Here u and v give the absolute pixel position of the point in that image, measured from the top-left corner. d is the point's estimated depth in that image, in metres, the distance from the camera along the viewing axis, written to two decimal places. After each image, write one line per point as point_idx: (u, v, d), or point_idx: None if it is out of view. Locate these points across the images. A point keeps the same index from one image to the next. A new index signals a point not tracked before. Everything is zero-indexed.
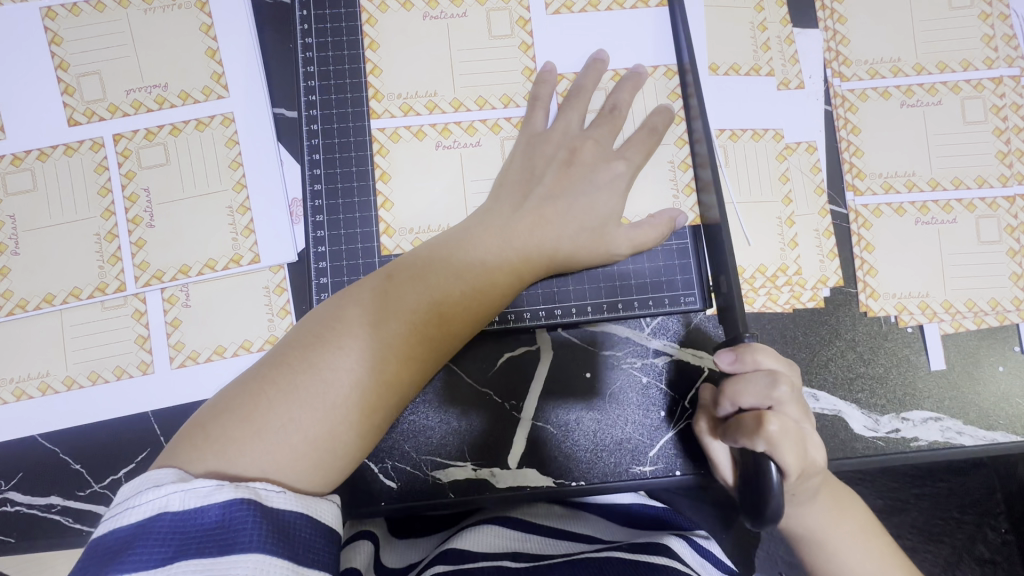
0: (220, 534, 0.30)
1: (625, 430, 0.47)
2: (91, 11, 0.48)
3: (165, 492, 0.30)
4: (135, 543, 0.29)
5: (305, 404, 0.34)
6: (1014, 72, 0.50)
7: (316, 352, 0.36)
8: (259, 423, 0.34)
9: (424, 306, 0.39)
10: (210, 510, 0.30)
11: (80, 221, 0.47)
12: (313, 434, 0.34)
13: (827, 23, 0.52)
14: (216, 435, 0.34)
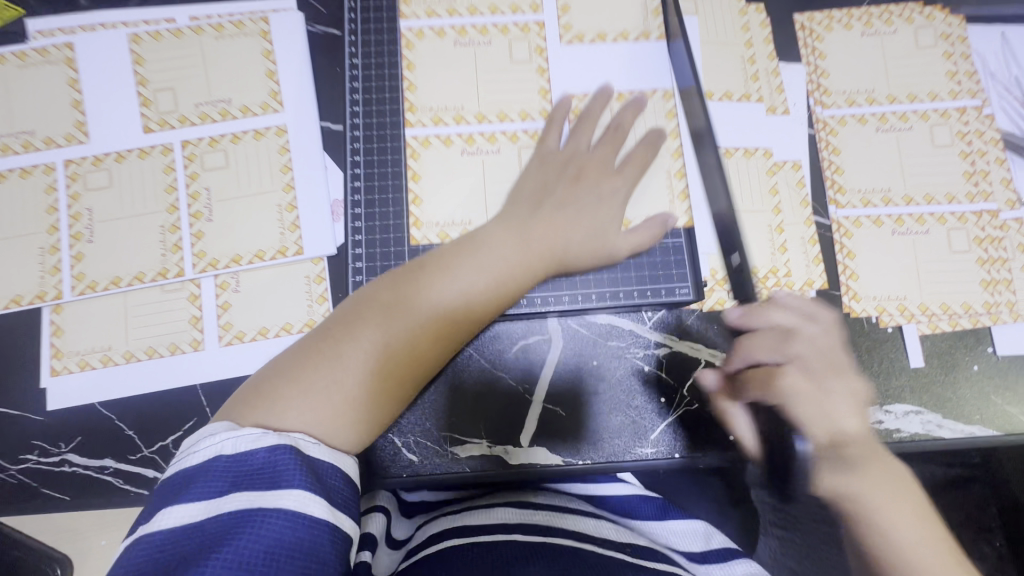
0: (265, 474, 0.33)
1: (628, 414, 0.52)
2: (171, 37, 0.55)
3: (217, 441, 0.35)
4: (192, 483, 0.33)
5: (349, 369, 0.39)
6: (976, 103, 0.57)
7: (357, 328, 0.41)
8: (306, 383, 0.39)
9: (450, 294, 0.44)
10: (257, 453, 0.34)
11: (148, 214, 0.53)
12: (355, 391, 0.39)
13: (809, 59, 0.59)
14: (274, 394, 0.38)
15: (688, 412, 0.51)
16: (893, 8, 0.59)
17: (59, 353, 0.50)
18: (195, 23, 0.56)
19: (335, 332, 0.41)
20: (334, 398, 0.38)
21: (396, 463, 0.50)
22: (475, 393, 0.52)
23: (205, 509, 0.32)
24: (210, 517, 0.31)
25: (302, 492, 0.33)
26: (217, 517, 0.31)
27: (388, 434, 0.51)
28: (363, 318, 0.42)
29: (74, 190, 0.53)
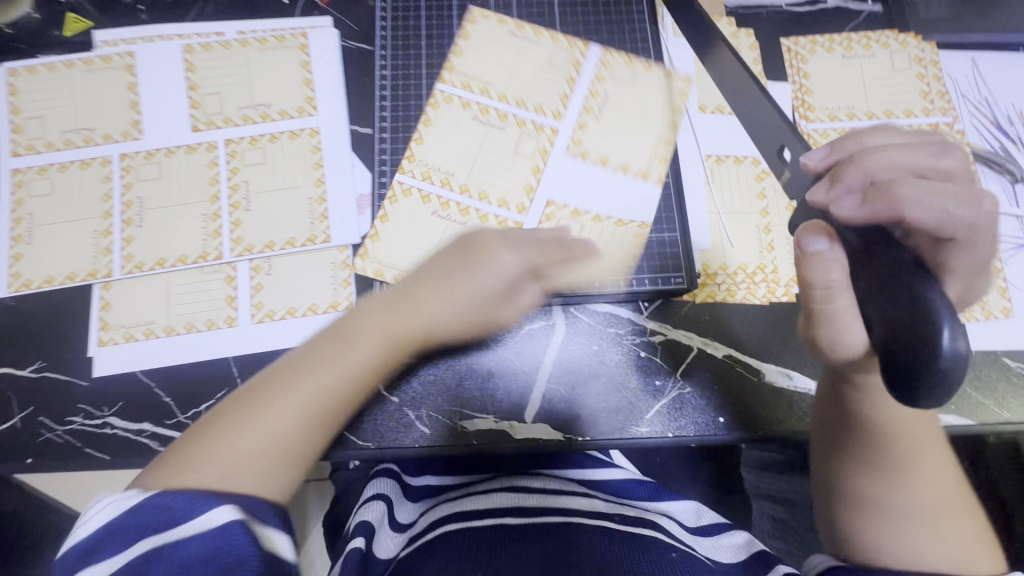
0: (129, 511, 0.38)
1: (625, 395, 0.55)
2: (220, 48, 0.62)
3: (103, 508, 0.39)
4: (102, 546, 0.38)
5: (257, 421, 0.44)
6: (947, 120, 0.63)
7: (297, 375, 0.46)
8: (187, 461, 0.42)
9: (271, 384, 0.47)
10: (131, 509, 0.38)
11: (192, 203, 0.59)
12: (271, 447, 0.44)
13: (794, 79, 0.65)
14: (182, 462, 0.42)
15: (682, 394, 0.55)
16: (872, 35, 0.66)
17: (107, 325, 0.55)
18: (242, 37, 0.62)
19: (269, 379, 0.46)
20: (238, 453, 0.43)
21: (409, 434, 0.54)
22: (483, 372, 0.56)
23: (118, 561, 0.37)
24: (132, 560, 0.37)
25: (184, 525, 0.37)
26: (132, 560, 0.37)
27: (403, 407, 0.55)
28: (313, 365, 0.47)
29: (128, 180, 0.59)
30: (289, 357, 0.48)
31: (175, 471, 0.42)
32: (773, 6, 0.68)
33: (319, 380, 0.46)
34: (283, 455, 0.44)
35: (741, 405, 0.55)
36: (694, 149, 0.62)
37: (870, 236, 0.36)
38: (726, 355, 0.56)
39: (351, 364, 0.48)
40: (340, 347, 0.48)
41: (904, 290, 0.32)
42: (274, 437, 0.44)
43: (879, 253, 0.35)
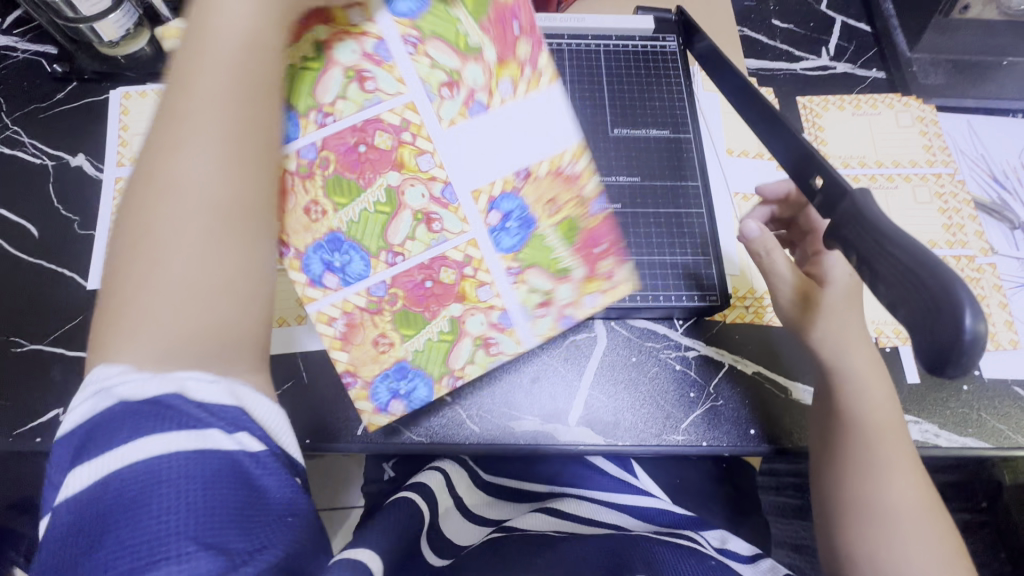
0: (144, 411, 0.31)
1: (663, 404, 0.59)
2: None
3: (100, 395, 0.32)
4: (86, 444, 0.30)
5: (167, 200, 0.36)
6: (949, 171, 0.70)
7: (201, 137, 0.36)
8: (127, 293, 0.35)
9: (174, 127, 0.37)
10: (130, 399, 0.31)
11: None
12: (205, 240, 0.36)
13: (810, 131, 0.73)
14: (118, 279, 0.35)
15: (715, 405, 0.59)
16: (878, 97, 0.74)
17: None
18: None
19: (161, 134, 0.37)
20: (167, 261, 0.35)
21: (460, 433, 0.58)
22: (530, 375, 0.60)
23: (104, 467, 0.29)
24: (114, 474, 0.29)
25: (199, 435, 0.31)
26: (115, 475, 0.29)
27: (455, 407, 0.59)
28: (177, 111, 0.37)
29: None
30: (171, 105, 0.37)
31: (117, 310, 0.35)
32: (789, 70, 0.78)
33: (217, 133, 0.36)
34: (223, 244, 0.36)
35: (769, 419, 0.59)
36: (723, 187, 0.69)
37: (870, 232, 0.35)
38: (756, 371, 0.61)
39: (254, 100, 0.37)
40: (203, 97, 0.37)
41: (918, 280, 0.32)
42: (194, 219, 0.36)
43: (867, 246, 0.36)
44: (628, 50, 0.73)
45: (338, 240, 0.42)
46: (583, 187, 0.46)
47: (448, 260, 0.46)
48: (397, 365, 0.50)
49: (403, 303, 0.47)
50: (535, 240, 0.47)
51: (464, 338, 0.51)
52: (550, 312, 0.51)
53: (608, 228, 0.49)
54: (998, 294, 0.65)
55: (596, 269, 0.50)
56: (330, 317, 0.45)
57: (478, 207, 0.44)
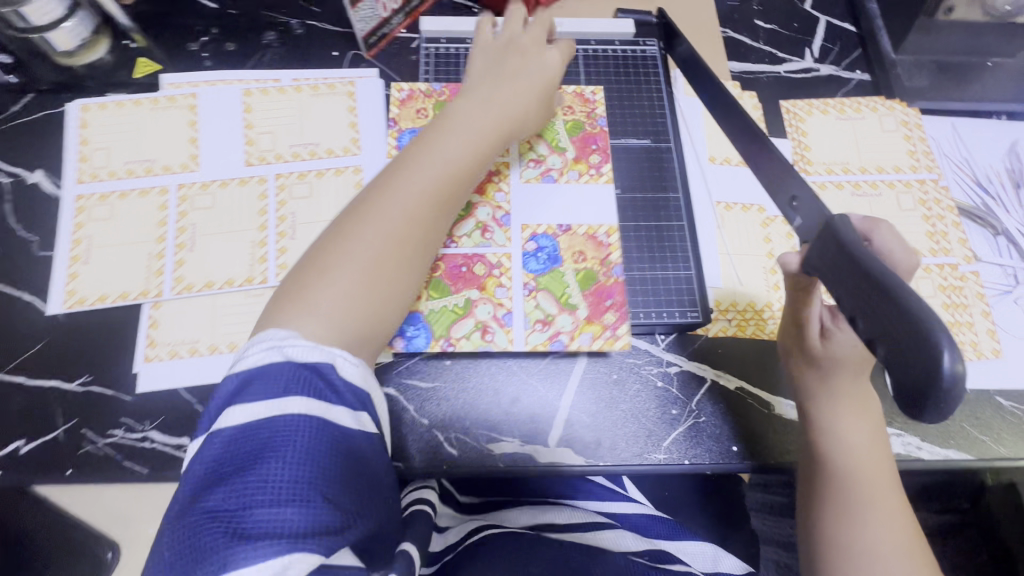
0: (305, 373, 0.45)
1: (644, 422, 0.58)
2: (275, 92, 0.68)
3: (268, 350, 0.46)
4: (256, 382, 0.44)
5: (373, 215, 0.53)
6: (932, 176, 0.69)
7: (406, 193, 0.54)
8: (324, 272, 0.51)
9: (390, 180, 0.55)
10: (289, 363, 0.45)
11: (241, 231, 0.63)
12: (389, 250, 0.53)
13: (794, 136, 0.72)
14: (324, 257, 0.52)
15: (697, 422, 0.58)
16: (862, 100, 0.73)
17: (154, 343, 0.58)
18: (296, 83, 0.69)
19: (393, 178, 0.55)
20: (362, 257, 0.51)
21: (438, 455, 0.56)
22: (509, 396, 0.59)
23: (268, 407, 0.43)
24: (274, 415, 0.42)
25: (335, 403, 0.45)
26: (275, 416, 0.42)
27: (432, 429, 0.57)
28: (407, 168, 0.55)
29: (184, 208, 0.63)
30: (401, 162, 0.56)
31: (312, 279, 0.51)
32: (772, 72, 0.76)
33: (426, 191, 0.55)
34: (388, 265, 0.53)
35: (751, 435, 0.59)
36: (705, 196, 0.67)
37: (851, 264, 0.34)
38: (738, 387, 0.60)
39: (447, 186, 0.56)
40: (427, 165, 0.56)
41: (893, 313, 0.31)
42: (381, 244, 0.52)
43: (847, 274, 0.35)
44: (607, 55, 0.72)
45: None
46: (608, 255, 0.62)
47: (485, 259, 0.62)
48: (415, 314, 0.59)
49: (442, 275, 0.60)
50: (557, 274, 0.62)
51: (471, 317, 0.60)
52: (546, 330, 0.60)
53: (618, 291, 0.61)
54: (981, 302, 0.64)
55: (599, 317, 0.60)
56: None
57: (524, 236, 0.63)
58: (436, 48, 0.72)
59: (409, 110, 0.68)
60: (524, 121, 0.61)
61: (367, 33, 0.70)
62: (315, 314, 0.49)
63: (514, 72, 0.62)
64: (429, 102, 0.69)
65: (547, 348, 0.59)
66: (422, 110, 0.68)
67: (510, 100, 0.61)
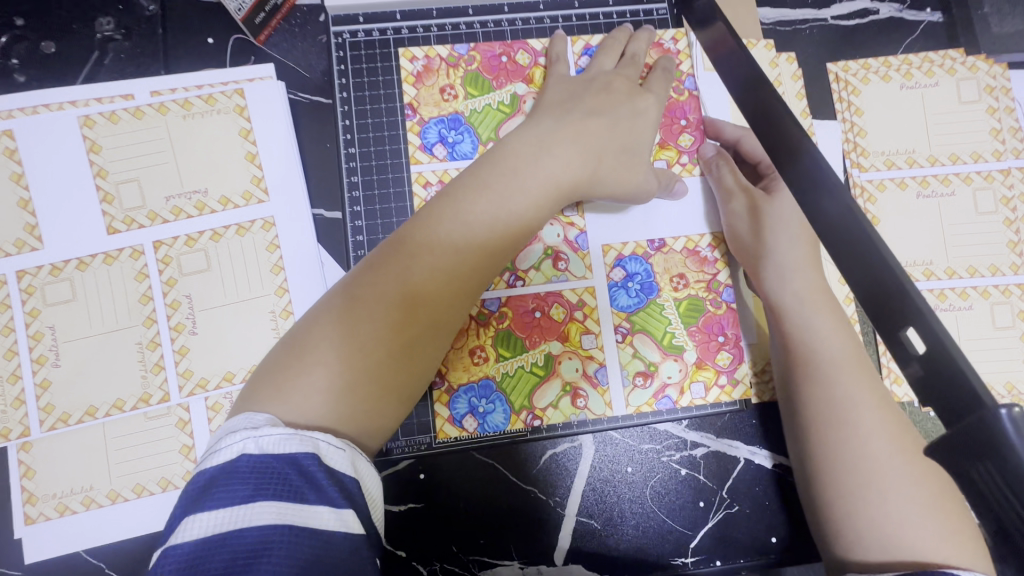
0: (281, 469, 0.32)
1: (665, 521, 0.48)
2: (129, 118, 0.48)
3: (241, 438, 0.33)
4: (219, 483, 0.31)
5: (381, 286, 0.39)
6: (1021, 163, 0.54)
7: (431, 261, 0.40)
8: (320, 354, 0.37)
9: (416, 233, 0.41)
10: (266, 456, 0.32)
11: (122, 330, 0.46)
12: (396, 338, 0.38)
13: (845, 115, 0.55)
14: (317, 330, 0.38)
15: (730, 513, 0.49)
16: (934, 58, 0.55)
17: (33, 498, 0.44)
18: (157, 99, 0.48)
19: (417, 239, 0.41)
20: (364, 338, 0.37)
21: None
22: (507, 508, 0.48)
23: (231, 518, 0.30)
24: (240, 531, 0.30)
25: (319, 507, 0.31)
26: (243, 532, 0.30)
27: (413, 561, 0.47)
28: (435, 229, 0.41)
29: (33, 305, 0.46)
30: (430, 216, 0.42)
31: (303, 357, 0.37)
32: (817, 21, 0.56)
33: (452, 264, 0.40)
34: (391, 353, 0.38)
35: (796, 523, 0.49)
36: None
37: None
38: (777, 465, 0.49)
39: (483, 262, 0.42)
40: (459, 229, 0.41)
41: None
42: (388, 324, 0.38)
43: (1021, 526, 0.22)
44: (596, 20, 0.53)
45: (459, 122, 0.49)
46: (716, 274, 0.49)
47: (563, 298, 0.48)
48: (484, 381, 0.47)
49: (510, 324, 0.48)
50: (655, 306, 0.49)
51: (555, 378, 0.48)
52: (650, 385, 0.48)
53: (731, 322, 0.49)
54: None
55: (713, 357, 0.48)
56: (427, 181, 0.49)
57: (607, 262, 0.49)
58: (355, 32, 0.51)
59: (431, 89, 0.49)
60: (605, 180, 0.46)
61: (248, 11, 0.48)
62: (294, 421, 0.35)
63: (573, 132, 0.45)
64: (456, 74, 0.50)
65: (652, 409, 0.48)
66: (447, 87, 0.49)
67: (592, 147, 0.45)
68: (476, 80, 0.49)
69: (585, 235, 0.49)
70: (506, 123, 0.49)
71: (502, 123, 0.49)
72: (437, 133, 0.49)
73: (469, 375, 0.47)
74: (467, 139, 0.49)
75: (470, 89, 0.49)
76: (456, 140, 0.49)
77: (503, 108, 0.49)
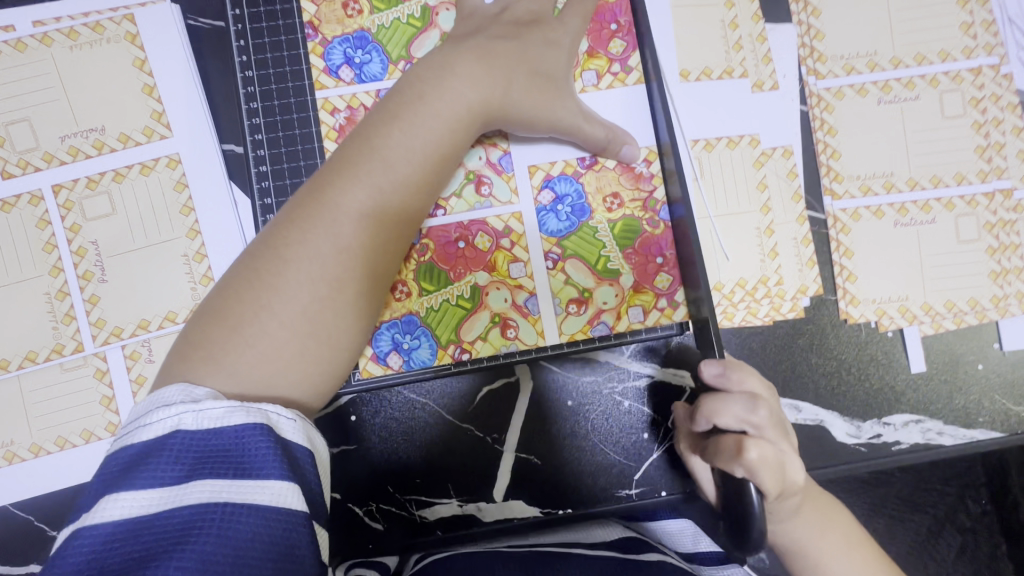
0: (223, 445, 0.28)
1: (611, 454, 0.47)
2: (11, 52, 0.44)
3: (176, 411, 0.29)
4: (146, 460, 0.28)
5: (294, 241, 0.35)
6: (993, 61, 0.49)
7: (338, 201, 0.36)
8: (230, 315, 0.34)
9: (326, 177, 0.37)
10: (212, 431, 0.29)
11: (28, 281, 0.44)
12: (314, 289, 0.35)
13: (801, 17, 0.50)
14: (234, 296, 0.34)
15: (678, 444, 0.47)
16: None
17: None
18: (40, 30, 0.44)
19: (326, 185, 0.37)
20: (286, 294, 0.34)
21: (362, 532, 0.46)
22: (445, 450, 0.46)
23: (160, 498, 0.27)
24: (170, 511, 0.26)
25: (264, 483, 0.28)
26: (173, 511, 0.26)
27: (348, 503, 0.46)
28: (357, 174, 0.37)
29: None
30: (344, 155, 0.38)
31: (209, 321, 0.34)
32: None
33: (377, 206, 0.37)
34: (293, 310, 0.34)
35: None
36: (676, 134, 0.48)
37: None
38: None
39: (399, 202, 0.38)
40: (362, 161, 0.37)
41: None
42: (293, 272, 0.35)
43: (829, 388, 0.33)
44: None
45: (365, 40, 0.45)
46: (653, 192, 0.46)
47: (487, 226, 0.46)
48: (408, 317, 0.45)
49: (433, 256, 0.45)
50: (588, 230, 0.46)
51: (484, 310, 0.46)
52: (584, 312, 0.46)
53: (670, 242, 0.46)
54: None
55: (651, 281, 0.46)
56: (335, 108, 0.45)
57: (534, 184, 0.46)
58: None
59: (332, 5, 0.45)
60: (519, 102, 0.42)
61: None
62: (187, 368, 0.32)
63: (484, 48, 0.42)
64: None
65: (588, 337, 0.46)
66: (349, 2, 0.45)
67: (495, 73, 0.42)
68: None
69: (510, 157, 0.46)
70: (418, 39, 0.45)
71: (412, 40, 0.45)
72: (342, 54, 0.45)
73: (391, 311, 0.45)
74: (375, 59, 0.45)
75: (375, 2, 0.45)
76: (364, 61, 0.45)
77: (414, 22, 0.45)
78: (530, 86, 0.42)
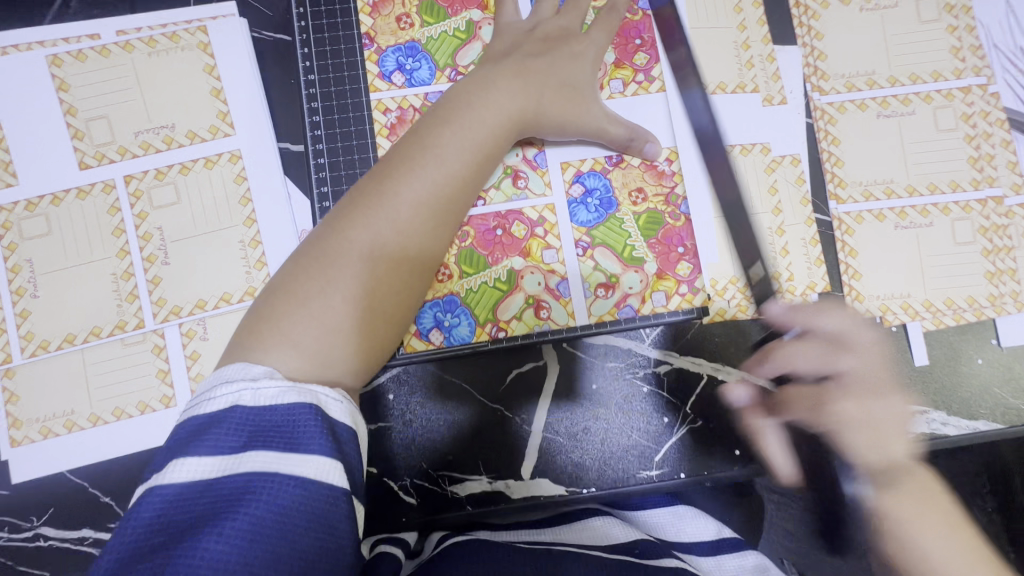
0: (277, 421, 0.31)
1: (632, 436, 0.49)
2: (96, 56, 0.49)
3: (236, 388, 0.32)
4: (208, 431, 0.30)
5: (355, 222, 0.39)
6: (981, 81, 0.54)
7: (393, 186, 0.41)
8: (296, 278, 0.38)
9: (384, 167, 0.42)
10: (268, 408, 0.31)
11: (96, 262, 0.48)
12: (372, 264, 0.39)
13: (805, 40, 0.55)
14: (302, 266, 0.38)
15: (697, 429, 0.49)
16: None
17: (18, 422, 0.47)
18: (123, 38, 0.49)
19: (384, 174, 0.41)
20: (347, 267, 0.38)
21: (396, 506, 0.48)
22: (476, 427, 0.49)
23: (219, 464, 0.29)
24: (226, 478, 0.29)
25: (309, 457, 0.30)
26: (230, 478, 0.29)
27: (384, 477, 0.48)
28: (411, 165, 0.41)
29: (10, 240, 0.48)
30: (401, 151, 0.43)
31: (278, 286, 0.38)
32: None
33: (427, 193, 0.41)
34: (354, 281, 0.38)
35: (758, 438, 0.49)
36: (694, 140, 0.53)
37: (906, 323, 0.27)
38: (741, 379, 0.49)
39: (447, 192, 0.42)
40: (416, 156, 0.42)
41: None
42: (355, 247, 0.39)
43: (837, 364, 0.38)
44: None
45: (415, 50, 0.50)
46: (673, 188, 0.50)
47: (523, 215, 0.50)
48: (449, 297, 0.49)
49: (472, 242, 0.50)
50: (614, 220, 0.50)
51: (519, 292, 0.49)
52: (612, 296, 0.49)
53: (690, 233, 0.50)
54: None
55: (673, 266, 0.50)
56: (387, 108, 0.50)
57: (565, 179, 0.50)
58: None
59: (387, 18, 0.50)
60: (553, 107, 0.47)
61: None
62: (260, 331, 0.36)
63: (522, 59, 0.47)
64: (411, 3, 0.50)
65: (615, 318, 0.49)
66: (403, 15, 0.50)
67: (532, 82, 0.46)
68: (432, 8, 0.50)
69: (544, 154, 0.50)
70: (462, 49, 0.50)
71: (458, 49, 0.50)
72: (394, 61, 0.50)
73: (434, 291, 0.49)
74: (424, 66, 0.50)
75: (426, 16, 0.50)
76: (414, 67, 0.50)
77: (459, 34, 0.50)
78: (563, 93, 0.47)
